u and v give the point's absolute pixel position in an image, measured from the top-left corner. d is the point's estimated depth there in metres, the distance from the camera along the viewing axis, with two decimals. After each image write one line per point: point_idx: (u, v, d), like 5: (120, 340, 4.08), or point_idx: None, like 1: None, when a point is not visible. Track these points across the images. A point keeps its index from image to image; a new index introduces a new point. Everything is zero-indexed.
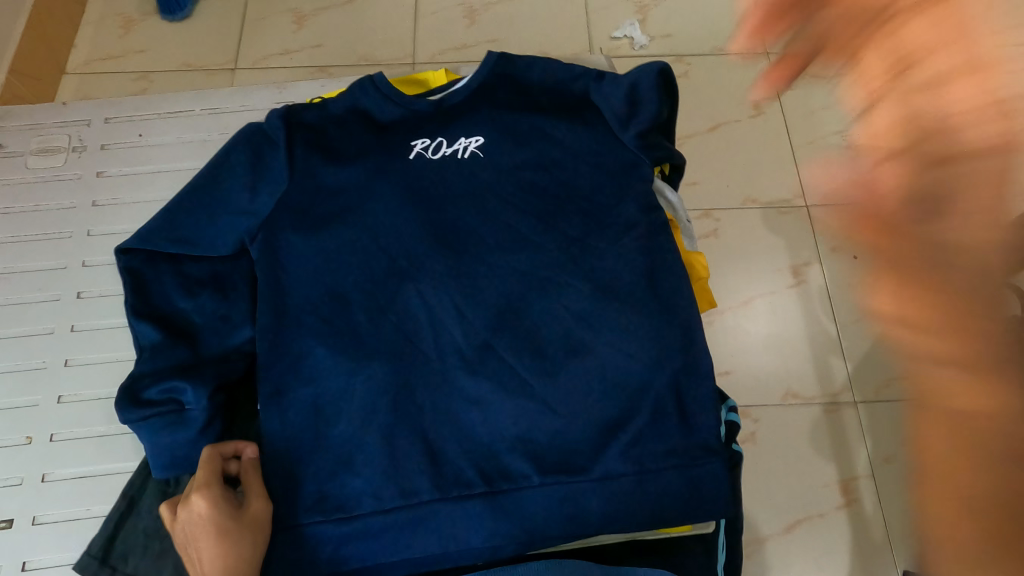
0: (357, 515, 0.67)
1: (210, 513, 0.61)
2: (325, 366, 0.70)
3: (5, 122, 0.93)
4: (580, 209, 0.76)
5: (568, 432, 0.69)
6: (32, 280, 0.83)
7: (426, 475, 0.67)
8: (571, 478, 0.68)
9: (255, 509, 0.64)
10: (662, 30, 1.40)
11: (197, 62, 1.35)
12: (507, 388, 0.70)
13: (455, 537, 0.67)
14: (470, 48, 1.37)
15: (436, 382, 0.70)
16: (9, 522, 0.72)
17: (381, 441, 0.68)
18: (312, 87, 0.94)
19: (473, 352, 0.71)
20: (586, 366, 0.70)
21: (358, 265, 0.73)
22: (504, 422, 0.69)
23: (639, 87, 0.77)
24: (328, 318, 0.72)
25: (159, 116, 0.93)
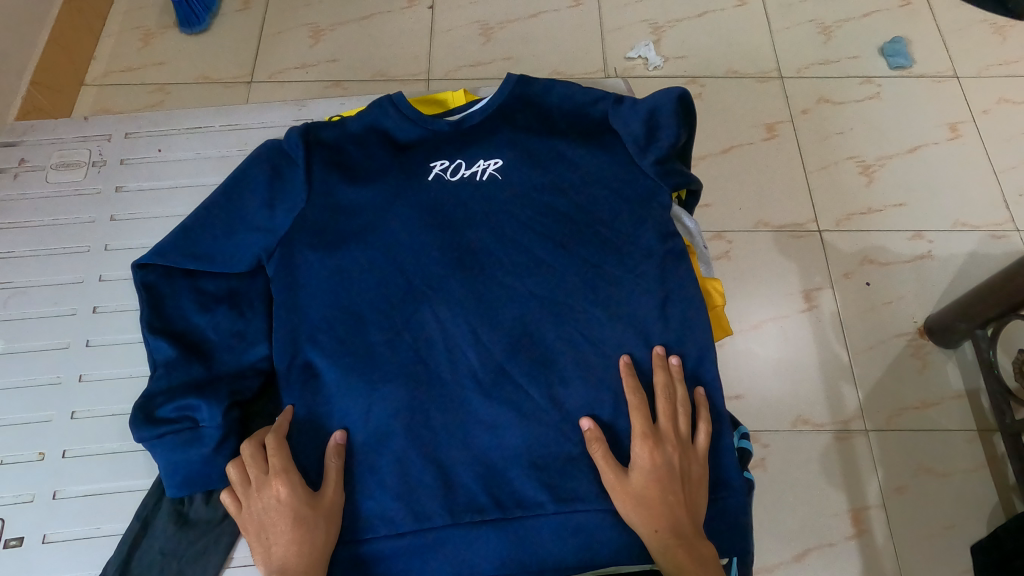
0: (370, 538, 0.67)
1: (291, 500, 0.64)
2: (340, 386, 0.70)
3: (26, 136, 0.94)
4: (597, 234, 0.75)
5: (584, 459, 0.68)
6: (50, 294, 0.83)
7: (439, 499, 0.67)
8: (586, 509, 0.67)
9: (330, 501, 0.65)
10: (677, 51, 1.40)
11: (214, 74, 1.36)
12: (523, 413, 0.69)
13: (466, 563, 0.66)
14: (485, 66, 1.38)
15: (451, 406, 0.69)
16: (19, 540, 0.71)
17: (395, 463, 0.68)
18: (332, 106, 0.95)
19: (488, 375, 0.70)
20: (602, 393, 0.70)
21: (374, 285, 0.73)
22: (518, 447, 0.68)
23: (659, 112, 0.77)
24: (344, 337, 0.71)
25: (180, 132, 0.94)
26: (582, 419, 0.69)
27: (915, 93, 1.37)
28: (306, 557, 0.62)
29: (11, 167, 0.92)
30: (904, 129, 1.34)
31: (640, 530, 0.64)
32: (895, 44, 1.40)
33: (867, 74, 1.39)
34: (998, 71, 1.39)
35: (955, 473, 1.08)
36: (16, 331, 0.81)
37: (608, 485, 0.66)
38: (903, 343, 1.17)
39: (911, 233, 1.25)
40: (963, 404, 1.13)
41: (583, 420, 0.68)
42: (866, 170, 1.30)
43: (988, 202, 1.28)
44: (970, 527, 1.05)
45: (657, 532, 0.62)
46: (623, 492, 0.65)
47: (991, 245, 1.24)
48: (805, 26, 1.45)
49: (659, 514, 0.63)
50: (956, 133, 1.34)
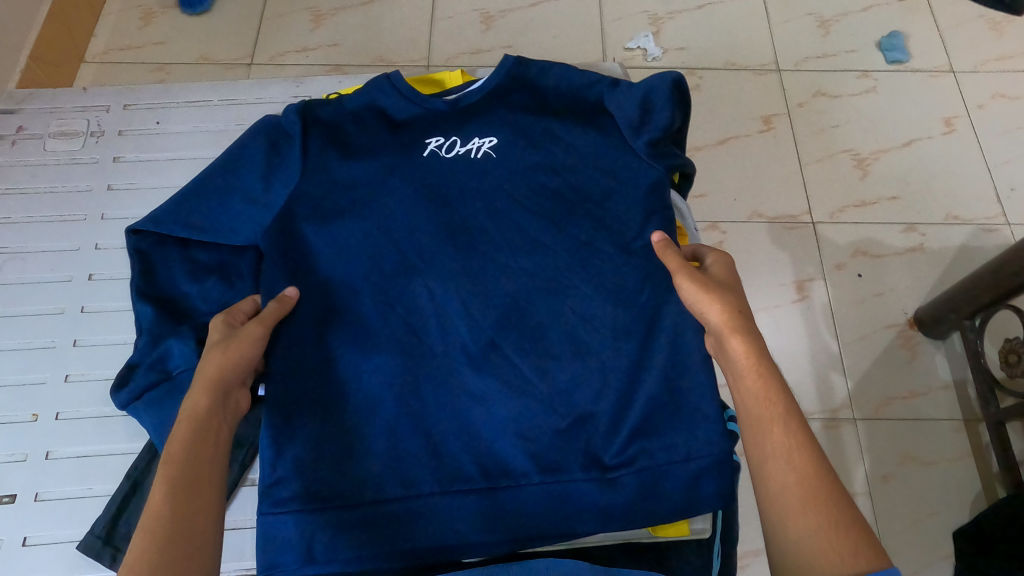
0: (355, 505, 0.66)
1: (216, 335, 0.67)
2: (337, 356, 0.71)
3: (24, 104, 0.95)
4: (589, 212, 0.76)
5: (571, 429, 0.69)
6: (45, 260, 0.84)
7: (428, 469, 0.68)
8: (571, 481, 0.67)
9: (250, 332, 0.66)
10: (676, 43, 1.41)
11: (214, 56, 1.37)
12: (512, 386, 0.70)
13: (453, 528, 0.67)
14: (485, 54, 1.38)
15: (442, 378, 0.70)
16: (12, 497, 0.72)
17: (386, 429, 0.69)
18: (330, 83, 0.96)
19: (479, 350, 0.71)
20: (587, 369, 0.70)
21: (368, 259, 0.74)
22: (507, 418, 0.69)
23: (652, 95, 0.78)
24: (337, 309, 0.72)
25: (177, 105, 0.94)
26: (652, 236, 0.72)
27: (911, 88, 1.38)
28: (213, 379, 0.63)
29: (9, 135, 0.93)
30: (900, 124, 1.35)
31: (716, 314, 0.64)
32: (892, 39, 1.41)
33: (864, 68, 1.40)
34: (993, 67, 1.40)
35: (940, 461, 1.10)
36: (12, 297, 0.82)
37: (682, 280, 0.67)
38: (893, 334, 1.18)
39: (904, 227, 1.26)
40: (950, 395, 1.14)
41: (653, 235, 0.72)
42: (861, 163, 1.31)
43: (981, 197, 1.29)
44: (955, 515, 1.06)
45: (733, 313, 0.64)
46: (703, 282, 0.66)
47: (983, 238, 1.25)
48: (804, 19, 1.45)
49: (733, 300, 0.65)
50: (951, 127, 1.35)
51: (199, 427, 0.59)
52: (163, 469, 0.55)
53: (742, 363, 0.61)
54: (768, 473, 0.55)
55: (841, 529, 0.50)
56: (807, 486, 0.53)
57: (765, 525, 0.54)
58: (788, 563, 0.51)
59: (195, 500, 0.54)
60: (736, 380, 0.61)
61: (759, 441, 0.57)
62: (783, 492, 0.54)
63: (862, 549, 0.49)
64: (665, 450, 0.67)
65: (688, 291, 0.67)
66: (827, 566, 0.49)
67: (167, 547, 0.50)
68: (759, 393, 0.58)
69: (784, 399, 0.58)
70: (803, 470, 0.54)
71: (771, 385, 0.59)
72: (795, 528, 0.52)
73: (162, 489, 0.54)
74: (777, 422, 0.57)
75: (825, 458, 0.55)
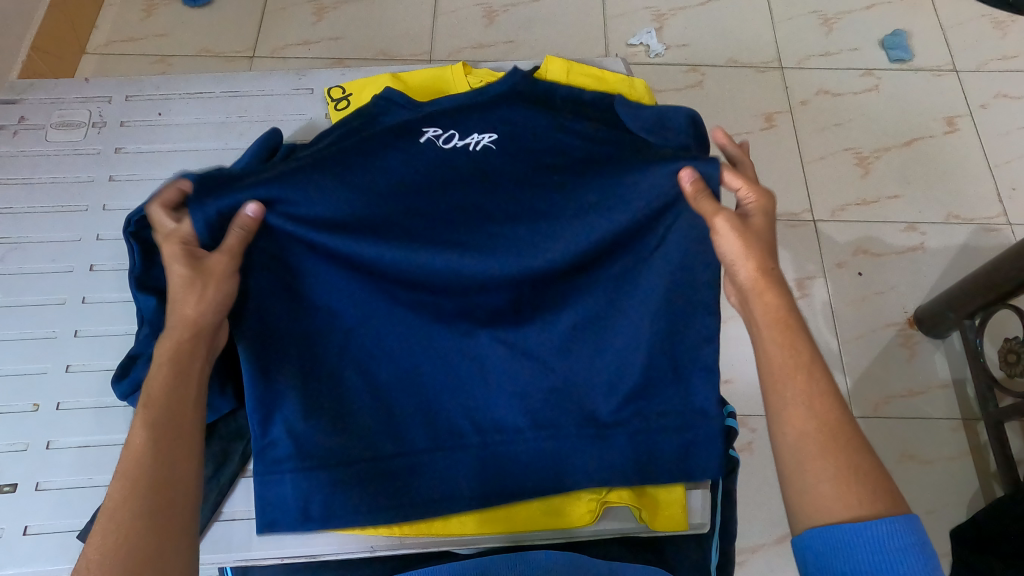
0: (344, 464, 0.64)
1: (184, 273, 0.59)
2: (337, 309, 0.66)
3: (26, 94, 0.94)
4: (594, 197, 0.65)
5: (570, 390, 0.67)
6: (46, 251, 0.84)
7: (424, 430, 0.66)
8: (574, 443, 0.66)
9: (216, 267, 0.60)
10: (679, 40, 1.41)
11: (215, 48, 1.37)
12: (512, 356, 0.66)
13: (449, 484, 0.65)
14: (487, 48, 1.38)
15: (439, 345, 0.67)
16: (13, 486, 0.73)
17: (379, 392, 0.67)
18: (332, 76, 0.95)
19: (477, 313, 0.67)
20: (594, 341, 0.67)
21: (360, 220, 0.64)
22: (506, 386, 0.67)
23: (666, 117, 0.72)
24: (307, 267, 0.66)
25: (180, 97, 0.94)
26: (684, 170, 0.61)
27: (913, 86, 1.38)
28: (192, 322, 0.59)
29: (11, 125, 0.92)
30: (902, 122, 1.35)
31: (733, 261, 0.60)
32: (896, 37, 1.41)
33: (866, 66, 1.40)
34: (996, 66, 1.40)
35: (938, 460, 1.10)
36: (13, 287, 0.82)
37: (721, 228, 0.59)
38: (892, 332, 1.19)
39: (904, 225, 1.26)
40: (948, 393, 1.15)
41: (684, 173, 0.61)
42: (863, 161, 1.31)
43: (983, 196, 1.29)
44: (951, 514, 1.07)
45: (763, 266, 0.60)
46: (744, 234, 0.60)
47: (983, 238, 1.25)
48: (807, 17, 1.45)
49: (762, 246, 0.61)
50: (953, 126, 1.34)
51: (178, 368, 0.56)
52: (142, 414, 0.53)
53: (767, 318, 0.58)
54: (785, 420, 0.54)
55: (860, 477, 0.51)
56: (828, 433, 0.52)
57: (779, 466, 0.54)
58: (803, 507, 0.51)
59: (176, 448, 0.52)
60: (757, 332, 0.58)
61: (778, 386, 0.55)
62: (800, 437, 0.53)
63: (879, 496, 0.50)
64: (661, 413, 0.66)
65: (725, 242, 0.60)
66: (842, 509, 0.50)
67: (146, 493, 0.49)
68: (781, 341, 0.56)
69: (808, 346, 0.56)
70: (823, 416, 0.53)
71: (795, 334, 0.56)
72: (812, 471, 0.51)
73: (141, 434, 0.52)
74: (802, 368, 0.55)
75: (846, 408, 0.54)
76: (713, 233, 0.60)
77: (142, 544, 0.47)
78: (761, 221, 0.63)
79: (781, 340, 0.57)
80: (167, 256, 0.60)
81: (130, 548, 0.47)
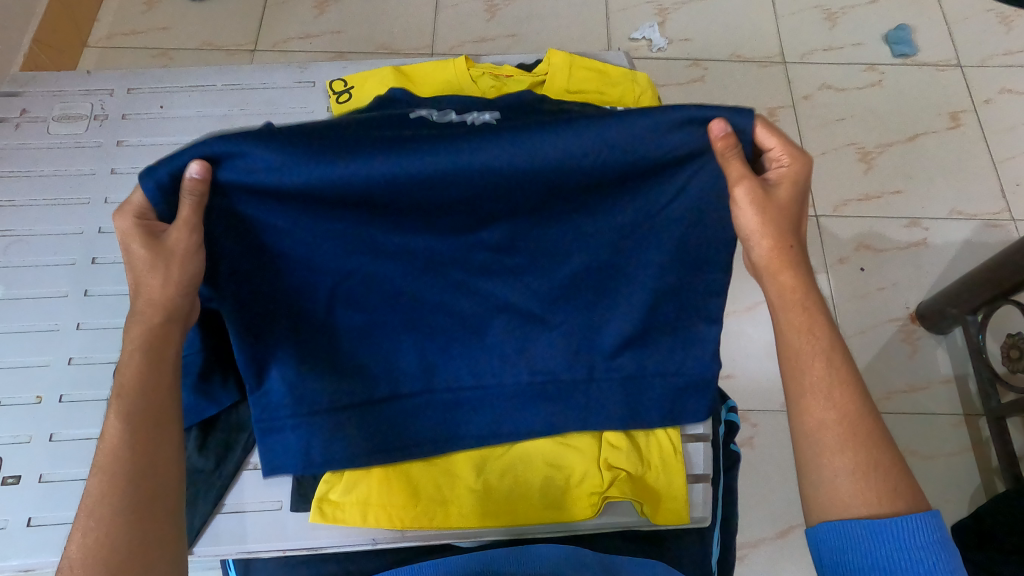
0: (329, 409, 0.57)
1: (144, 253, 0.49)
2: (303, 251, 0.52)
3: (28, 86, 0.94)
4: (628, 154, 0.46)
5: (584, 338, 0.58)
6: (48, 244, 0.84)
7: (420, 377, 0.58)
8: (586, 387, 0.58)
9: (175, 244, 0.48)
10: (681, 34, 1.40)
11: (217, 42, 1.36)
12: (512, 307, 0.56)
13: (448, 434, 0.60)
14: (489, 42, 1.38)
15: (435, 287, 0.55)
16: (16, 479, 0.72)
17: (365, 339, 0.57)
18: (334, 69, 0.95)
19: (478, 260, 0.54)
20: (616, 286, 0.56)
21: (321, 179, 0.45)
22: (511, 339, 0.57)
23: None
24: (257, 217, 0.49)
25: (181, 90, 0.94)
26: (714, 122, 0.46)
27: (917, 81, 1.38)
28: (161, 305, 0.50)
29: (12, 117, 0.92)
30: (905, 117, 1.34)
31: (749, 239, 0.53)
32: (900, 32, 1.40)
33: (870, 61, 1.39)
34: (1001, 61, 1.39)
35: (940, 455, 1.10)
36: (15, 280, 0.82)
37: (739, 201, 0.50)
38: (895, 328, 1.18)
39: (907, 221, 1.26)
40: (951, 389, 1.15)
41: (713, 125, 0.46)
42: (866, 157, 1.31)
43: (986, 191, 1.29)
44: (953, 510, 1.07)
45: (778, 246, 0.53)
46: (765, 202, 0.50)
47: (986, 234, 1.25)
48: (810, 12, 1.44)
49: (785, 224, 0.53)
50: (957, 122, 1.34)
51: (154, 348, 0.50)
52: (115, 403, 0.48)
53: (784, 299, 0.53)
54: (804, 410, 0.51)
55: (879, 470, 0.49)
56: (849, 425, 0.50)
57: (796, 455, 0.52)
58: (819, 500, 0.50)
59: (157, 441, 0.48)
60: (775, 314, 0.54)
61: (796, 375, 0.52)
62: (819, 428, 0.50)
63: (899, 492, 0.48)
64: (660, 359, 0.58)
65: (744, 219, 0.51)
66: (859, 503, 0.48)
67: (129, 488, 0.46)
68: (800, 325, 0.52)
69: (829, 333, 0.52)
70: (843, 406, 0.50)
71: (815, 317, 0.52)
72: (828, 462, 0.49)
73: (116, 427, 0.47)
74: (822, 356, 0.51)
75: (868, 397, 0.51)
76: (731, 204, 0.51)
77: (127, 540, 0.45)
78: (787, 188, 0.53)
79: (802, 323, 0.52)
80: (123, 232, 0.49)
81: (119, 547, 0.44)
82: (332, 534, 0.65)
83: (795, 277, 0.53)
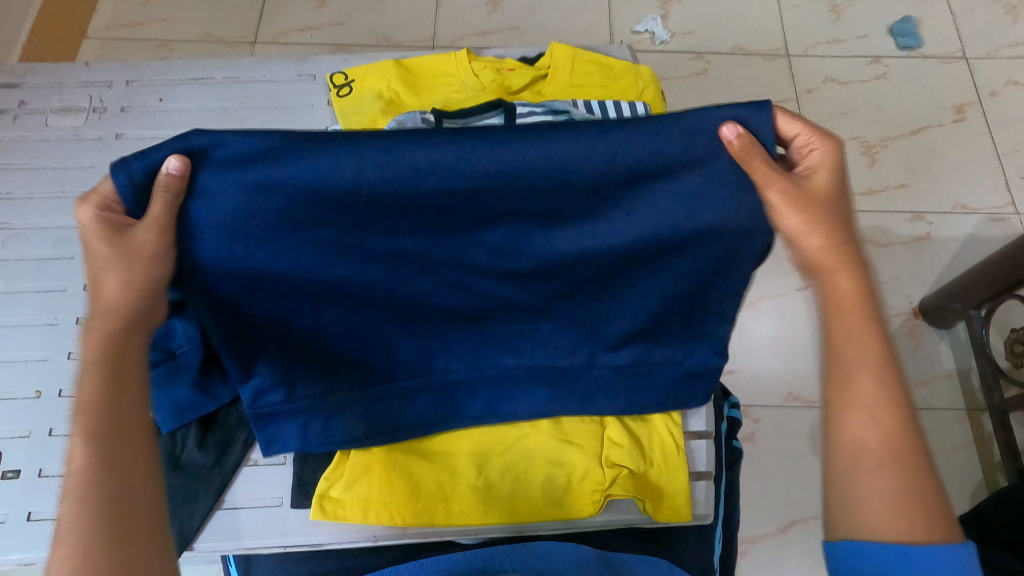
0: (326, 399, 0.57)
1: (105, 250, 0.47)
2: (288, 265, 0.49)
3: (25, 78, 0.93)
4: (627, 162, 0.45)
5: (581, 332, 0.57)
6: (48, 237, 0.84)
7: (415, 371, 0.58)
8: (582, 372, 0.59)
9: (141, 243, 0.46)
10: (685, 27, 1.39)
11: (217, 34, 1.35)
12: (508, 305, 0.55)
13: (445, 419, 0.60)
14: (490, 35, 1.37)
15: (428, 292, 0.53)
16: (17, 473, 0.72)
17: (360, 340, 0.56)
18: (334, 63, 0.94)
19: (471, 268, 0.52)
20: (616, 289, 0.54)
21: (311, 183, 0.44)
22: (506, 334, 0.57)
23: None
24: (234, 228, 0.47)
25: (181, 82, 0.93)
26: (724, 125, 0.46)
27: (922, 74, 1.36)
28: (117, 310, 0.48)
29: (10, 108, 0.92)
30: (910, 110, 1.33)
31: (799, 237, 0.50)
32: (905, 24, 1.39)
33: (874, 54, 1.38)
34: (1006, 53, 1.38)
35: (942, 451, 1.10)
36: (14, 273, 0.82)
37: (776, 201, 0.48)
38: (897, 323, 1.18)
39: (911, 215, 1.25)
40: (953, 384, 1.14)
41: (726, 129, 0.46)
42: (869, 151, 1.30)
43: (990, 185, 1.27)
44: (954, 505, 1.06)
45: (831, 243, 0.50)
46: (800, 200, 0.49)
47: (991, 228, 1.24)
48: (815, 4, 1.43)
49: (833, 218, 0.51)
50: (961, 115, 1.33)
51: (111, 359, 0.48)
52: (77, 418, 0.45)
53: (837, 306, 0.51)
54: (844, 424, 0.49)
55: (918, 501, 0.46)
56: (891, 449, 0.47)
57: (827, 468, 0.50)
58: (846, 517, 0.48)
59: (125, 452, 0.46)
60: (827, 320, 0.51)
61: (843, 388, 0.49)
62: (859, 445, 0.48)
63: (935, 526, 0.46)
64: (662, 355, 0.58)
65: (789, 220, 0.49)
66: (890, 529, 0.46)
67: (99, 506, 0.43)
68: (856, 339, 0.50)
69: (886, 353, 0.50)
70: (887, 428, 0.48)
71: (870, 332, 0.50)
72: (864, 483, 0.47)
73: (81, 443, 0.45)
74: (873, 374, 0.49)
75: (916, 425, 0.49)
76: (770, 211, 0.49)
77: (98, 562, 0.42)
78: (820, 180, 0.51)
79: (859, 337, 0.50)
80: (85, 227, 0.47)
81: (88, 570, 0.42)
82: (332, 531, 0.64)
83: (852, 287, 0.50)
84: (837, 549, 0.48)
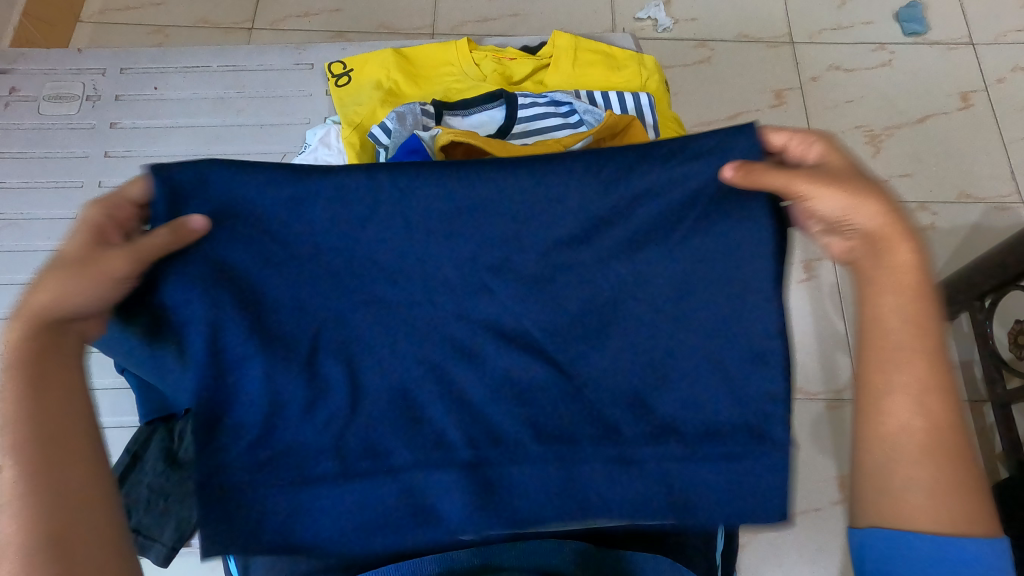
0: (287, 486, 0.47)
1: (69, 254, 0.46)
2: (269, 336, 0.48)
3: (16, 63, 0.92)
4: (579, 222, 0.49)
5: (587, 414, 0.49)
6: (40, 228, 0.83)
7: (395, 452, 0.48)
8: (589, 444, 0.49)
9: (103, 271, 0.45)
10: (687, 13, 1.37)
11: (213, 20, 1.33)
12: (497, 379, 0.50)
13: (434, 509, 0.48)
14: (491, 23, 1.35)
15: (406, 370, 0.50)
16: None
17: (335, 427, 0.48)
18: (332, 51, 0.92)
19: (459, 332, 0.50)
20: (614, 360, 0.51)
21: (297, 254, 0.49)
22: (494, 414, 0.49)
23: None
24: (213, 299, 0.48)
25: (176, 70, 0.92)
26: (725, 167, 0.47)
27: (927, 60, 1.35)
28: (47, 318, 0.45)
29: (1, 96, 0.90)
30: (915, 98, 1.32)
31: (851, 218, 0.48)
32: (911, 9, 1.37)
33: (879, 40, 1.36)
34: (1013, 38, 1.36)
35: None
36: (10, 264, 0.81)
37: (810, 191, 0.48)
38: None
39: (915, 204, 1.23)
40: None
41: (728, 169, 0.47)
42: (874, 139, 1.28)
43: (996, 174, 1.26)
44: None
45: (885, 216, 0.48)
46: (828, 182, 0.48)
47: (996, 217, 1.22)
48: None
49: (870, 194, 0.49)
50: (967, 102, 1.31)
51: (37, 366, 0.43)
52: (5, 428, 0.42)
53: (887, 295, 0.47)
54: (884, 410, 0.47)
55: (956, 490, 0.45)
56: (933, 435, 0.45)
57: (864, 458, 0.48)
58: (880, 507, 0.46)
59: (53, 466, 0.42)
60: (870, 305, 0.48)
61: (884, 373, 0.47)
62: (901, 431, 0.46)
63: (975, 515, 0.45)
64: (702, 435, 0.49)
65: (828, 206, 0.48)
66: (929, 519, 0.45)
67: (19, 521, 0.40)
68: (912, 324, 0.47)
69: (931, 337, 0.47)
70: (930, 413, 0.46)
71: (921, 315, 0.47)
72: (904, 474, 0.45)
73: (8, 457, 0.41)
74: (920, 361, 0.46)
75: (958, 410, 0.47)
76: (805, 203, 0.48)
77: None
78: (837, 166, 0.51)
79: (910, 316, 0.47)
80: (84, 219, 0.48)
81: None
82: None
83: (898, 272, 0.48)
84: (866, 540, 0.47)
